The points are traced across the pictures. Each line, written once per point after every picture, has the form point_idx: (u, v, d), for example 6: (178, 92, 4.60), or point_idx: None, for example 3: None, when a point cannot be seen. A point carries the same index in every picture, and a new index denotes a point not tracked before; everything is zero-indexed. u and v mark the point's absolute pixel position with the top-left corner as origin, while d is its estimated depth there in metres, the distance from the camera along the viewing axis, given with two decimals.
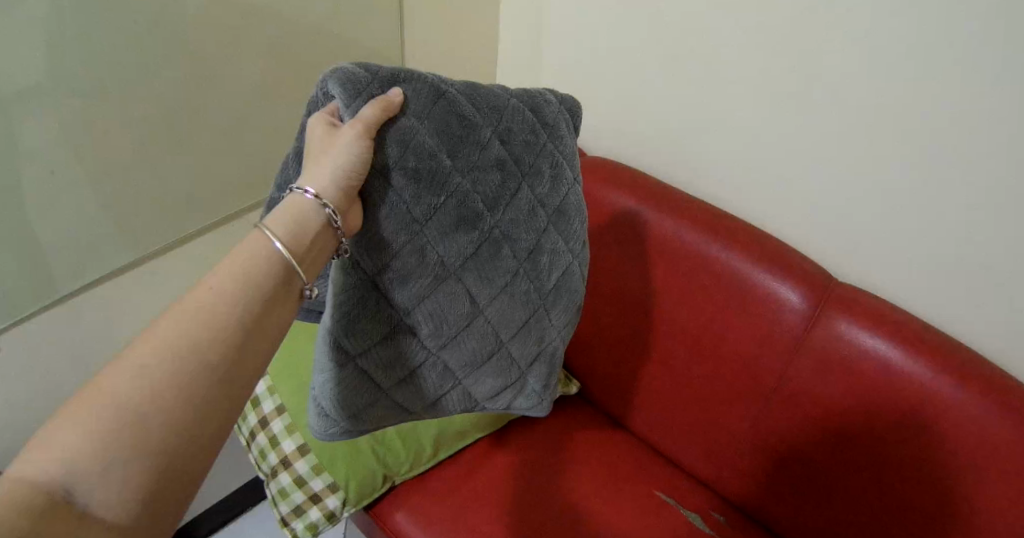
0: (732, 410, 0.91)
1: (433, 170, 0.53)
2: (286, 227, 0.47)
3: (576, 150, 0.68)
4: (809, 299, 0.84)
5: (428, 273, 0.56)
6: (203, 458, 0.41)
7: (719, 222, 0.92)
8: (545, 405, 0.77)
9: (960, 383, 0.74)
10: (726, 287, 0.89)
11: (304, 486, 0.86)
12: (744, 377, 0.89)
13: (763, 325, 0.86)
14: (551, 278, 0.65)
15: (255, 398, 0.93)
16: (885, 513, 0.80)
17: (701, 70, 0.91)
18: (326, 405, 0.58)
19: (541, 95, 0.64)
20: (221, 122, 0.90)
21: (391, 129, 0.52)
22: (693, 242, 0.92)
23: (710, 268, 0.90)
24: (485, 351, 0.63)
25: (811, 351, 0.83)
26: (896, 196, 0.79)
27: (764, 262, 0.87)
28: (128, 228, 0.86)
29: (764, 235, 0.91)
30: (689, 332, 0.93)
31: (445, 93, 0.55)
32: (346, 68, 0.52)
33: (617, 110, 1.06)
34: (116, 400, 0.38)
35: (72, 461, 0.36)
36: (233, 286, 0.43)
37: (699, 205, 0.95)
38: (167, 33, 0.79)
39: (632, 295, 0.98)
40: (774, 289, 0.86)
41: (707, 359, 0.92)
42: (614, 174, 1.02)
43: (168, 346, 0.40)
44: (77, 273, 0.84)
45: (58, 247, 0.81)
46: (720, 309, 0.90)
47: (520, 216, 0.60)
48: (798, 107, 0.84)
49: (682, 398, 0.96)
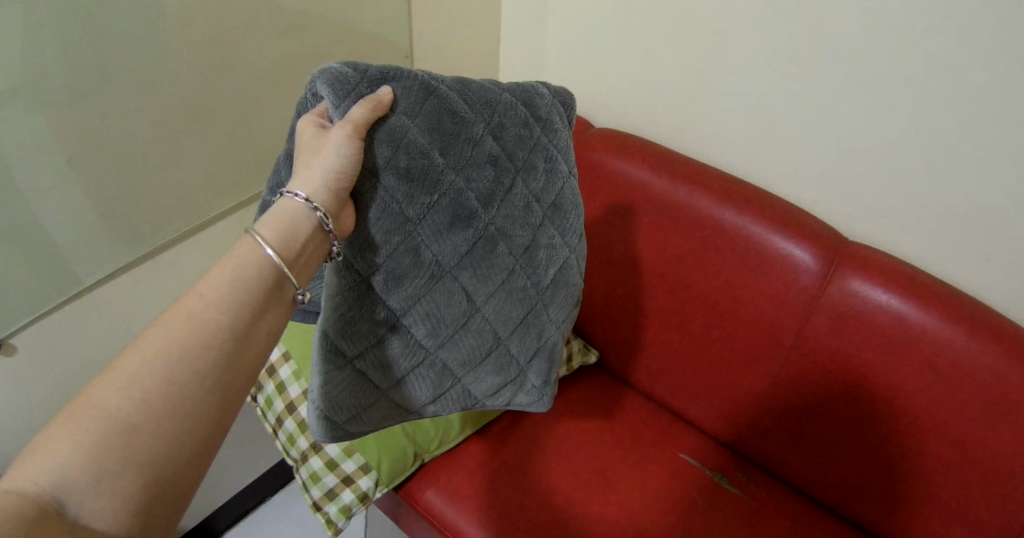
0: (746, 377, 0.91)
1: (426, 168, 0.53)
2: (276, 232, 0.46)
3: (571, 143, 0.67)
4: (819, 259, 0.83)
5: (423, 273, 0.55)
6: (196, 467, 0.40)
7: (727, 186, 0.91)
8: (547, 401, 0.75)
9: (969, 331, 0.75)
10: (738, 250, 0.88)
11: (336, 469, 0.85)
12: (759, 348, 0.89)
13: (777, 286, 0.85)
14: (549, 273, 0.65)
15: (280, 383, 0.90)
16: (903, 463, 0.80)
17: (708, 44, 0.90)
18: (322, 411, 0.58)
19: (534, 89, 0.64)
20: (227, 110, 0.90)
21: (381, 128, 0.51)
22: (701, 208, 0.91)
23: (723, 230, 0.89)
24: (483, 349, 0.63)
25: (824, 310, 0.83)
26: (906, 164, 0.79)
27: (776, 223, 0.86)
28: (141, 223, 0.88)
29: (771, 196, 0.90)
30: (703, 298, 0.91)
31: (436, 90, 0.54)
32: (335, 68, 0.51)
33: (622, 87, 1.05)
34: (106, 411, 0.38)
35: (63, 473, 0.36)
36: (223, 293, 0.43)
37: (703, 169, 0.94)
38: (174, 23, 0.79)
39: (643, 266, 0.96)
40: (784, 250, 0.85)
41: (724, 321, 0.90)
42: (625, 143, 1.00)
43: (156, 356, 0.40)
44: (91, 269, 0.85)
45: (71, 243, 0.81)
46: (734, 272, 0.88)
47: (515, 212, 0.59)
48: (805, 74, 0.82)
49: (695, 368, 0.96)
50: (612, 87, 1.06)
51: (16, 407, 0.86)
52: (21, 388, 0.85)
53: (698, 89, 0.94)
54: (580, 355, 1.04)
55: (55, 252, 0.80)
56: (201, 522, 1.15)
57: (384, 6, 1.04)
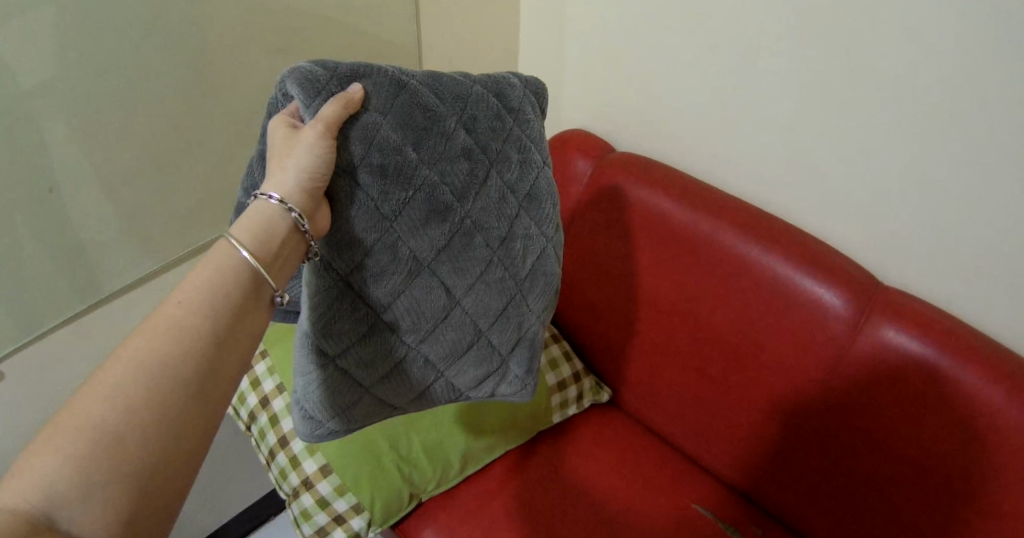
0: (757, 416, 0.89)
1: (400, 164, 0.53)
2: (252, 234, 0.46)
3: (544, 133, 0.67)
4: (848, 303, 0.79)
5: (401, 269, 0.56)
6: (183, 473, 0.41)
7: (756, 220, 0.87)
8: (530, 391, 0.75)
9: (1012, 391, 0.69)
10: (763, 290, 0.84)
11: (328, 507, 0.86)
12: (777, 393, 0.85)
13: (803, 329, 0.82)
14: (526, 264, 0.65)
15: (274, 415, 0.92)
16: (930, 528, 0.76)
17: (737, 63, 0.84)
18: (307, 406, 0.59)
19: (505, 80, 0.64)
20: (218, 128, 0.86)
21: (354, 125, 0.51)
22: (726, 243, 0.87)
23: (749, 269, 0.85)
24: (465, 341, 0.64)
25: (853, 360, 0.79)
26: (944, 206, 0.73)
27: (805, 265, 0.82)
28: (126, 251, 0.85)
29: (811, 239, 0.85)
30: (724, 339, 0.88)
31: (406, 85, 0.54)
32: (304, 67, 0.51)
33: (635, 102, 0.99)
34: (91, 423, 0.38)
35: (52, 486, 0.36)
36: (201, 298, 0.43)
37: (735, 204, 0.90)
38: (158, 42, 0.75)
39: (658, 299, 0.94)
40: (813, 292, 0.81)
41: (744, 364, 0.88)
42: (646, 171, 0.96)
43: (139, 365, 0.40)
44: (73, 297, 0.83)
45: (53, 269, 0.79)
46: (757, 313, 0.85)
47: (489, 204, 0.60)
48: (817, 83, 0.78)
49: (710, 409, 0.94)
50: (614, 91, 1.02)
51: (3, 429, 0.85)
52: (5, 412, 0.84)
53: (710, 102, 0.89)
54: (591, 394, 1.05)
55: (36, 280, 0.78)
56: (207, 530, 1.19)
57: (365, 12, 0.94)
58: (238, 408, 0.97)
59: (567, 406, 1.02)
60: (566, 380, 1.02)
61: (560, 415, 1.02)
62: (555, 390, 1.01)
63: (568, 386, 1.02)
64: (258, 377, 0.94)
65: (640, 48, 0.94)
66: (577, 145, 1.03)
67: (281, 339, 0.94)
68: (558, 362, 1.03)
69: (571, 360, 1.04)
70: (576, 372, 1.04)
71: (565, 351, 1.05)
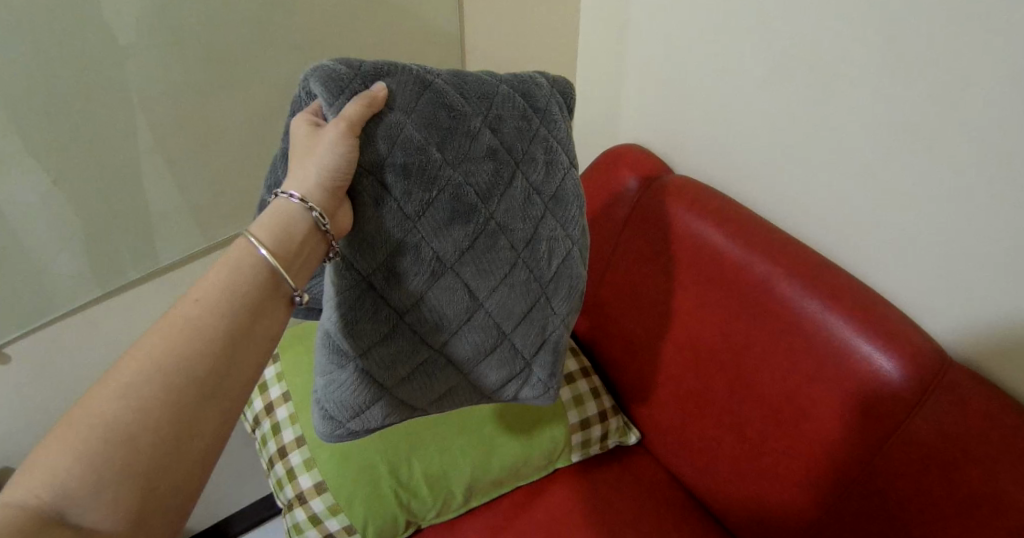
0: (787, 482, 0.81)
1: (423, 164, 0.52)
2: (271, 233, 0.46)
3: (571, 133, 0.66)
4: (906, 377, 0.69)
5: (424, 270, 0.55)
6: (196, 472, 0.40)
7: (814, 269, 0.78)
8: (553, 396, 0.74)
9: None
10: (813, 348, 0.76)
11: (319, 525, 0.86)
12: (814, 466, 0.77)
13: (854, 398, 0.72)
14: (551, 267, 0.64)
15: (277, 425, 0.93)
16: None
17: (773, 71, 0.78)
18: (328, 404, 0.58)
19: (532, 80, 0.63)
20: (230, 129, 0.86)
21: (378, 124, 0.51)
22: (780, 291, 0.79)
23: (802, 323, 0.77)
24: (488, 344, 0.63)
25: (906, 447, 0.69)
26: (992, 234, 0.64)
27: (866, 326, 0.72)
28: (135, 240, 0.85)
29: (875, 297, 0.75)
30: (766, 399, 0.81)
31: (431, 84, 0.54)
32: (328, 65, 0.51)
33: (666, 107, 0.96)
34: (102, 421, 0.37)
35: (63, 483, 0.36)
36: (220, 297, 0.43)
37: (797, 247, 0.81)
38: (166, 36, 0.76)
39: (700, 339, 0.87)
40: (873, 361, 0.71)
41: (784, 428, 0.79)
42: (703, 197, 0.89)
43: (153, 364, 0.39)
44: (69, 297, 0.84)
45: (59, 261, 0.80)
46: (805, 374, 0.76)
47: (514, 206, 0.59)
48: (856, 85, 0.70)
49: (741, 472, 0.86)
50: (648, 93, 0.98)
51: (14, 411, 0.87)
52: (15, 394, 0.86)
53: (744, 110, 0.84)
54: (618, 434, 1.00)
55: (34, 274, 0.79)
56: (217, 524, 1.21)
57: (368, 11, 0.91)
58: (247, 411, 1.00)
59: (588, 446, 0.98)
60: (590, 418, 0.98)
61: (580, 455, 0.98)
62: (576, 429, 0.97)
63: (592, 425, 0.98)
64: (266, 383, 0.97)
65: (673, 47, 0.91)
66: (631, 162, 0.97)
67: (293, 347, 0.98)
68: (583, 399, 0.99)
69: (598, 397, 1.00)
70: (602, 410, 0.99)
71: (593, 387, 1.01)
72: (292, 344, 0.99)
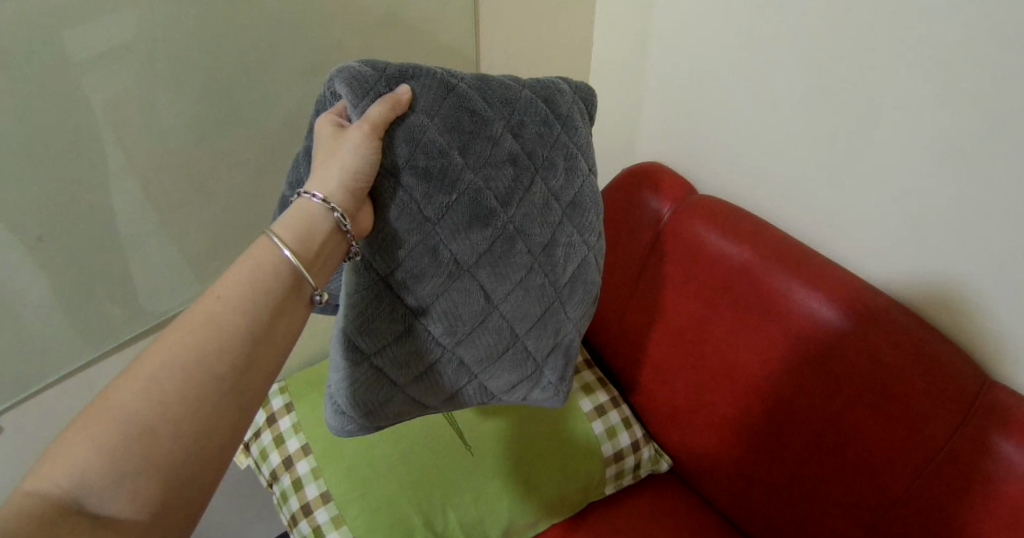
0: (822, 494, 0.83)
1: (445, 167, 0.53)
2: (293, 233, 0.47)
3: (592, 140, 0.66)
4: (943, 400, 0.72)
5: (441, 272, 0.55)
6: (214, 465, 0.41)
7: (856, 294, 0.79)
8: (562, 398, 0.74)
9: None
10: (852, 372, 0.78)
11: None
12: (852, 480, 0.80)
13: (896, 420, 0.75)
14: (567, 271, 0.64)
15: (297, 480, 0.91)
16: None
17: (844, 96, 0.76)
18: (341, 404, 0.57)
19: (554, 85, 0.63)
20: (266, 145, 0.81)
21: (401, 125, 0.51)
22: (820, 317, 0.81)
23: (844, 347, 0.79)
24: (500, 346, 0.63)
25: (952, 466, 0.72)
26: None
27: (909, 355, 0.75)
28: (131, 299, 0.78)
29: (910, 319, 0.76)
30: (807, 418, 0.83)
31: (455, 88, 0.54)
32: (354, 66, 0.51)
33: (718, 127, 0.93)
34: (123, 413, 0.38)
35: (82, 473, 0.37)
36: (242, 292, 0.43)
37: (837, 271, 0.82)
38: (199, 48, 0.69)
39: (734, 366, 0.89)
40: (918, 387, 0.74)
41: (824, 444, 0.82)
42: (735, 220, 0.91)
43: (175, 358, 0.40)
44: (70, 355, 0.77)
45: (55, 319, 0.73)
46: (848, 396, 0.79)
47: (534, 211, 0.59)
48: (910, 108, 0.70)
49: (779, 492, 0.88)
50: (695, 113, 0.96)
51: (9, 464, 0.81)
52: (20, 442, 0.80)
53: (807, 137, 0.82)
54: (650, 464, 1.03)
55: (42, 332, 0.73)
56: None
57: (382, 35, 0.84)
58: (259, 463, 0.97)
59: (621, 477, 1.01)
60: (623, 450, 1.01)
61: (614, 486, 1.01)
62: (610, 462, 1.00)
63: (625, 456, 1.01)
64: (282, 434, 0.95)
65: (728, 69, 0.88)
66: (656, 182, 0.99)
67: (306, 395, 0.98)
68: (616, 432, 1.01)
69: (630, 428, 1.03)
70: (635, 441, 1.02)
71: (624, 418, 1.03)
72: (305, 397, 0.98)
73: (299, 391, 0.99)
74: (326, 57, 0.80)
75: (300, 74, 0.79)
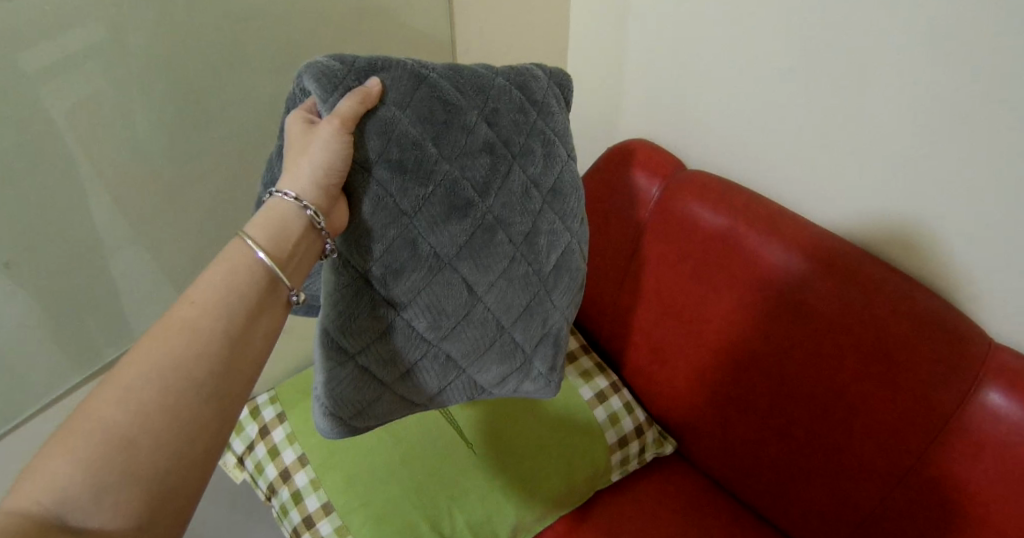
0: (831, 465, 0.84)
1: (419, 160, 0.52)
2: (266, 234, 0.46)
3: (569, 125, 0.66)
4: (957, 368, 0.73)
5: (422, 266, 0.54)
6: (198, 473, 0.40)
7: (851, 264, 0.81)
8: (555, 387, 0.74)
9: None
10: (854, 333, 0.79)
11: None
12: (861, 450, 0.81)
13: (902, 386, 0.76)
14: (550, 259, 0.64)
15: (296, 492, 0.90)
16: None
17: (831, 60, 0.76)
18: (328, 408, 0.57)
19: (529, 71, 0.62)
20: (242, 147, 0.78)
21: (371, 120, 0.50)
22: (819, 287, 0.82)
23: (846, 313, 0.80)
24: (487, 339, 0.62)
25: (961, 436, 0.73)
26: None
27: (914, 323, 0.75)
28: (112, 319, 0.76)
29: (909, 287, 0.77)
30: (812, 380, 0.84)
31: (426, 78, 0.53)
32: (320, 62, 0.51)
33: (705, 101, 0.93)
34: (103, 426, 0.38)
35: (63, 490, 0.36)
36: (218, 299, 0.43)
37: (829, 238, 0.83)
38: (168, 47, 0.67)
39: (738, 348, 0.90)
40: (925, 354, 0.74)
41: (829, 412, 0.83)
42: (731, 195, 0.91)
43: (152, 369, 0.40)
44: (54, 384, 0.74)
45: (36, 346, 0.70)
46: (848, 357, 0.80)
47: (513, 199, 0.59)
48: (898, 69, 0.70)
49: (787, 467, 0.89)
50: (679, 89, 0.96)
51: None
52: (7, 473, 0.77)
53: (795, 105, 0.82)
54: (655, 446, 1.04)
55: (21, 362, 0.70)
56: None
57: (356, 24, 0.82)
58: (254, 476, 0.96)
59: (628, 462, 1.02)
60: (628, 435, 1.01)
61: (620, 472, 1.02)
62: (616, 448, 1.00)
63: (630, 441, 1.01)
64: (276, 447, 0.94)
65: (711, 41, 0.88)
66: (645, 162, 0.99)
67: (298, 402, 0.97)
68: (619, 417, 1.02)
69: (633, 412, 1.03)
70: (639, 425, 1.03)
71: (626, 403, 1.03)
72: (294, 407, 0.97)
73: (288, 401, 0.98)
74: (301, 56, 0.78)
75: (272, 69, 0.76)
